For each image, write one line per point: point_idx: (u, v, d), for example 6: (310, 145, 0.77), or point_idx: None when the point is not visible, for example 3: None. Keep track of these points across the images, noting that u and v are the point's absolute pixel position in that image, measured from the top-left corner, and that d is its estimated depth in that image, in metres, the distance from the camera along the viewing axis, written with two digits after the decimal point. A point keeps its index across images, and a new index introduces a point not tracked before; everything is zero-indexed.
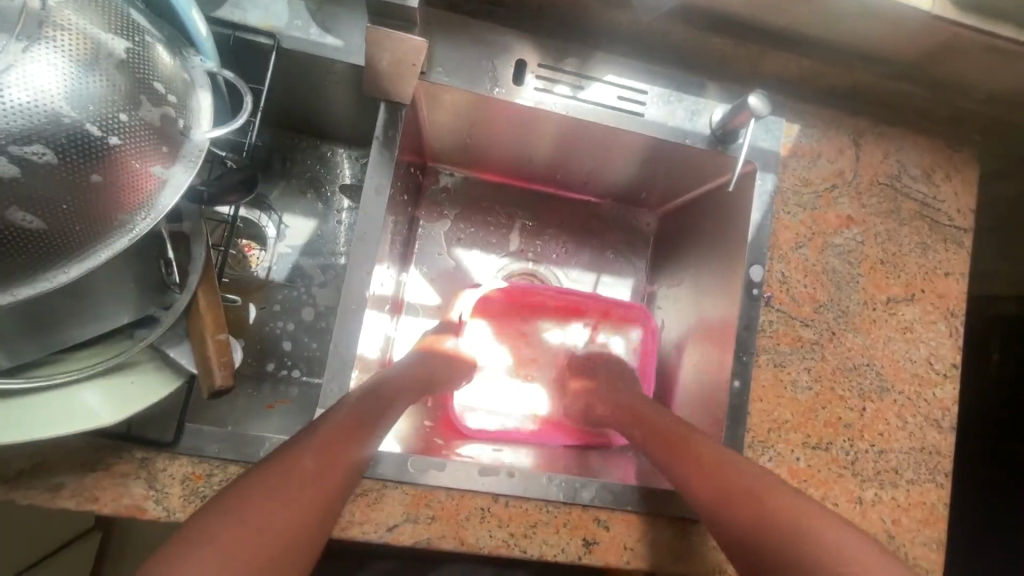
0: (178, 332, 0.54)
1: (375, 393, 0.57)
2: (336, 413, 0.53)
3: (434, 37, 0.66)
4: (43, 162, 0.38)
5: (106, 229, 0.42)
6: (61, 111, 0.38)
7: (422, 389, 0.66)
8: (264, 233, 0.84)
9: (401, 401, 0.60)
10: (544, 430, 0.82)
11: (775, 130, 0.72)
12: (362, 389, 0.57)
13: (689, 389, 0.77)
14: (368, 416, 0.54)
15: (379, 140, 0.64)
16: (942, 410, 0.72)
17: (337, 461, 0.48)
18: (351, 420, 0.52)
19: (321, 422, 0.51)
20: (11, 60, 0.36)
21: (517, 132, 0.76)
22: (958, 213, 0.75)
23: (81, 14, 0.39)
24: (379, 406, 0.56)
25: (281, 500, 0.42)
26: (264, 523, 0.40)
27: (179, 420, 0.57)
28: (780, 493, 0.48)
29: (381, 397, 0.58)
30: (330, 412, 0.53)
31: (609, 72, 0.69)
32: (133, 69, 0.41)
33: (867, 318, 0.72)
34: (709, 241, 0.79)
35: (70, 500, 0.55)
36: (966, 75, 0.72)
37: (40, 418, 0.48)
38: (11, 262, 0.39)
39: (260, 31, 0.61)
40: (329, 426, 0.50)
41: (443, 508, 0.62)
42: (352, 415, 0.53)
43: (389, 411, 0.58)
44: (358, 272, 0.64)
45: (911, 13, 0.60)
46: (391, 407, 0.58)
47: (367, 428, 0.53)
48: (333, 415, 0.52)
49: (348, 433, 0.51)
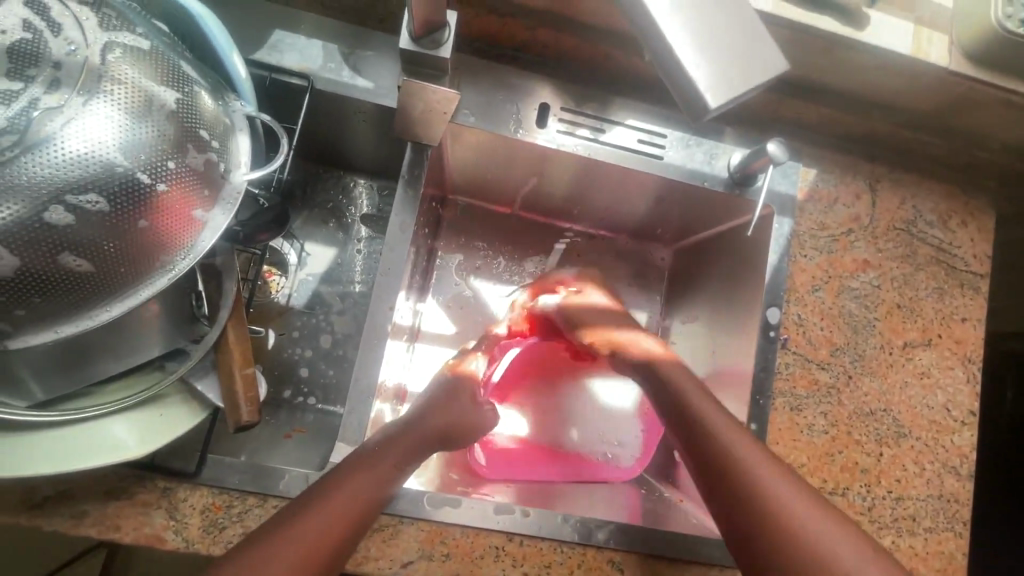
0: (206, 366, 0.55)
1: (395, 444, 0.57)
2: (349, 466, 0.53)
3: (461, 81, 0.68)
4: (96, 210, 0.39)
5: (148, 270, 0.43)
6: (115, 161, 0.39)
7: (437, 438, 0.63)
8: (285, 260, 0.86)
9: (416, 452, 0.59)
10: (543, 466, 0.79)
11: (791, 175, 0.73)
12: (384, 437, 0.58)
13: None
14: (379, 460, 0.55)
15: (405, 178, 0.67)
16: (959, 458, 0.72)
17: (329, 538, 0.48)
18: (357, 486, 0.52)
19: (330, 485, 0.51)
20: (71, 114, 0.38)
21: (537, 168, 0.78)
22: (974, 259, 0.76)
23: (136, 68, 0.42)
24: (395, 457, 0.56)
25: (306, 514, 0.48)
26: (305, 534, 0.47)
27: (203, 452, 0.58)
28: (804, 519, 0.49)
29: (395, 450, 0.57)
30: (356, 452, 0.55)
31: (629, 116, 0.71)
32: (181, 117, 0.43)
33: (883, 361, 0.73)
34: (726, 280, 0.79)
35: (92, 528, 0.56)
36: (981, 125, 0.73)
37: (66, 453, 0.48)
38: (58, 303, 0.40)
39: (295, 74, 0.63)
40: (333, 497, 0.50)
41: (458, 545, 0.62)
42: (364, 477, 0.53)
43: (404, 463, 0.57)
44: (380, 308, 0.66)
45: (928, 66, 0.61)
46: (406, 461, 0.57)
47: (377, 494, 0.53)
48: (344, 476, 0.52)
49: (353, 503, 0.50)
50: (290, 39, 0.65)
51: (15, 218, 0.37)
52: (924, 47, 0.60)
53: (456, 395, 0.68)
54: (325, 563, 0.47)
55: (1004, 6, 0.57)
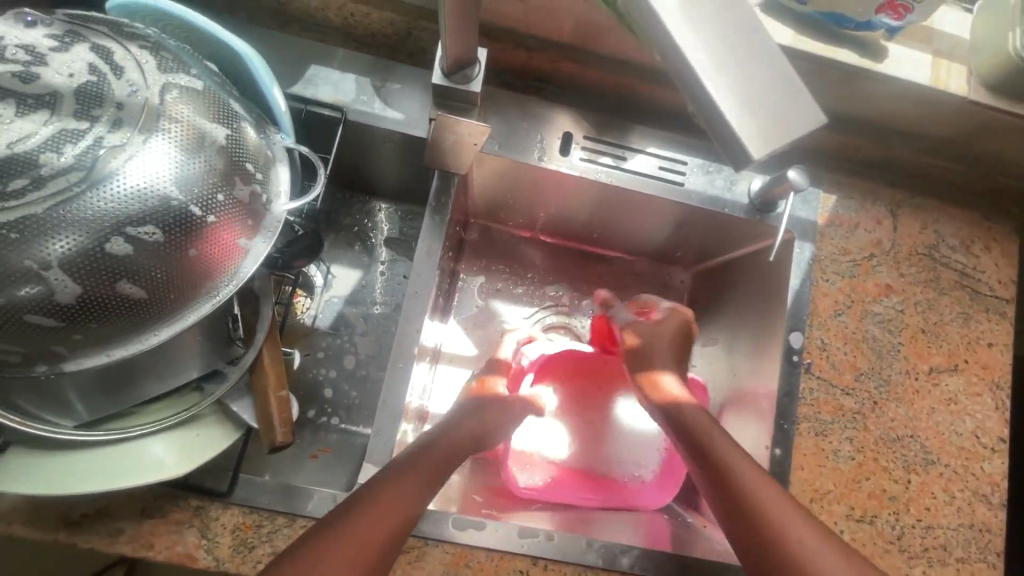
0: (241, 388, 0.57)
1: (419, 462, 0.57)
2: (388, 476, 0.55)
3: (486, 111, 0.71)
4: (152, 241, 0.41)
5: (195, 296, 0.45)
6: (170, 194, 0.42)
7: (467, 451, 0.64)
8: (311, 282, 0.88)
9: (443, 468, 0.59)
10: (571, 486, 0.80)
11: (812, 201, 0.74)
12: (410, 454, 0.58)
13: None
14: (417, 475, 0.56)
15: (432, 205, 0.70)
16: (990, 486, 0.71)
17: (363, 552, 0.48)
18: (383, 507, 0.51)
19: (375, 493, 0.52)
20: (132, 151, 0.40)
21: (560, 194, 0.80)
22: (999, 284, 0.76)
23: (190, 107, 0.44)
24: (422, 470, 0.57)
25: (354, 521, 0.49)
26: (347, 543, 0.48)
27: (235, 471, 0.59)
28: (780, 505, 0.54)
29: (419, 468, 0.57)
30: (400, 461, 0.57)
31: (650, 144, 0.73)
32: (230, 152, 0.46)
33: (909, 387, 0.72)
34: (748, 304, 0.80)
35: (127, 546, 0.57)
36: (1002, 153, 0.73)
37: (108, 472, 0.50)
38: (112, 328, 0.42)
39: (329, 106, 0.66)
40: (368, 511, 0.51)
41: (482, 568, 0.62)
42: (391, 495, 0.53)
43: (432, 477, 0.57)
44: (407, 330, 0.67)
45: (947, 96, 0.62)
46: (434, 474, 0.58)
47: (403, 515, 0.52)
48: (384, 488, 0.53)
49: (382, 525, 0.50)
50: (324, 72, 0.67)
51: (78, 248, 0.39)
52: (943, 77, 0.61)
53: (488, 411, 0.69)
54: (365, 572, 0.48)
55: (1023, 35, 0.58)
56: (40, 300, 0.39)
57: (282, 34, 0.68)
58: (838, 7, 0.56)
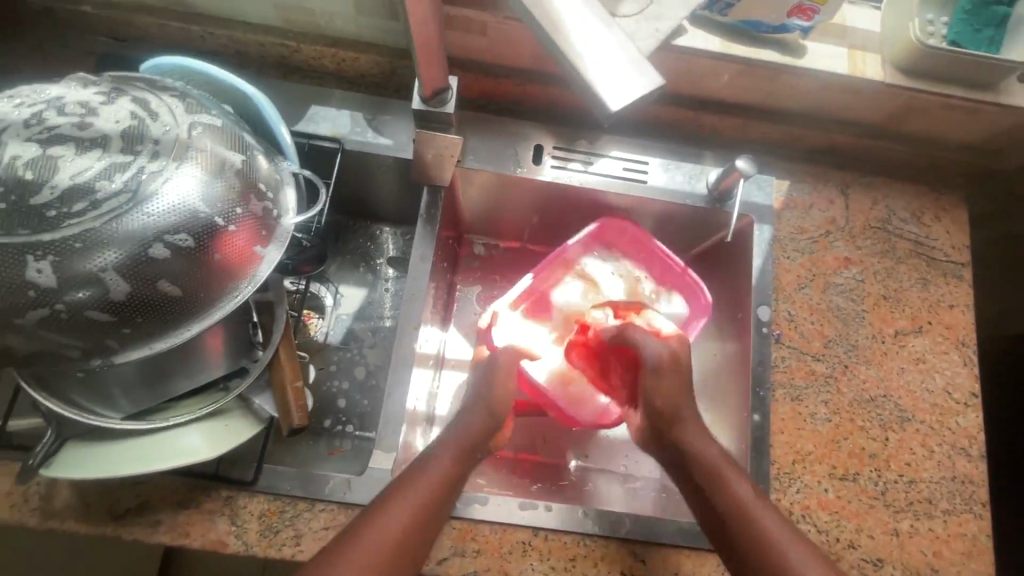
0: (261, 382, 0.65)
1: (419, 487, 0.59)
2: (419, 467, 0.61)
3: (465, 132, 0.81)
4: (185, 247, 0.50)
5: (221, 296, 0.53)
6: (199, 209, 0.51)
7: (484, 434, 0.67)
8: (322, 303, 0.96)
9: (464, 459, 0.63)
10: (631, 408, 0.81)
11: (766, 187, 0.81)
12: (414, 467, 0.61)
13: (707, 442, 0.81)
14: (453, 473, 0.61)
15: (423, 217, 0.78)
16: (968, 439, 0.75)
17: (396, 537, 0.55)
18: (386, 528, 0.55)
19: (409, 483, 0.59)
20: (168, 175, 0.50)
21: (542, 202, 0.88)
22: (953, 250, 0.81)
23: (213, 140, 0.54)
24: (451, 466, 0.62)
25: (390, 514, 0.56)
26: (383, 533, 0.55)
27: (259, 461, 0.66)
28: (776, 532, 0.57)
29: (421, 482, 0.59)
30: (436, 453, 0.62)
31: (615, 148, 0.82)
32: (245, 175, 0.55)
33: (877, 350, 0.77)
34: (723, 289, 0.86)
35: (166, 534, 0.63)
36: (934, 131, 0.80)
37: (150, 457, 0.57)
38: (153, 323, 0.51)
39: (328, 138, 0.76)
40: (404, 499, 0.57)
41: (488, 541, 0.67)
42: (421, 481, 0.59)
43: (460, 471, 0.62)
44: (407, 328, 0.75)
45: (867, 82, 0.71)
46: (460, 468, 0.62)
47: (395, 547, 0.55)
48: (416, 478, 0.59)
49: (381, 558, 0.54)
50: (324, 111, 0.78)
51: (127, 256, 0.48)
52: (860, 66, 0.70)
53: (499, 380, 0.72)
54: (402, 556, 0.55)
55: (925, 29, 0.67)
56: (96, 300, 0.48)
57: (285, 82, 0.79)
58: (752, 14, 0.66)
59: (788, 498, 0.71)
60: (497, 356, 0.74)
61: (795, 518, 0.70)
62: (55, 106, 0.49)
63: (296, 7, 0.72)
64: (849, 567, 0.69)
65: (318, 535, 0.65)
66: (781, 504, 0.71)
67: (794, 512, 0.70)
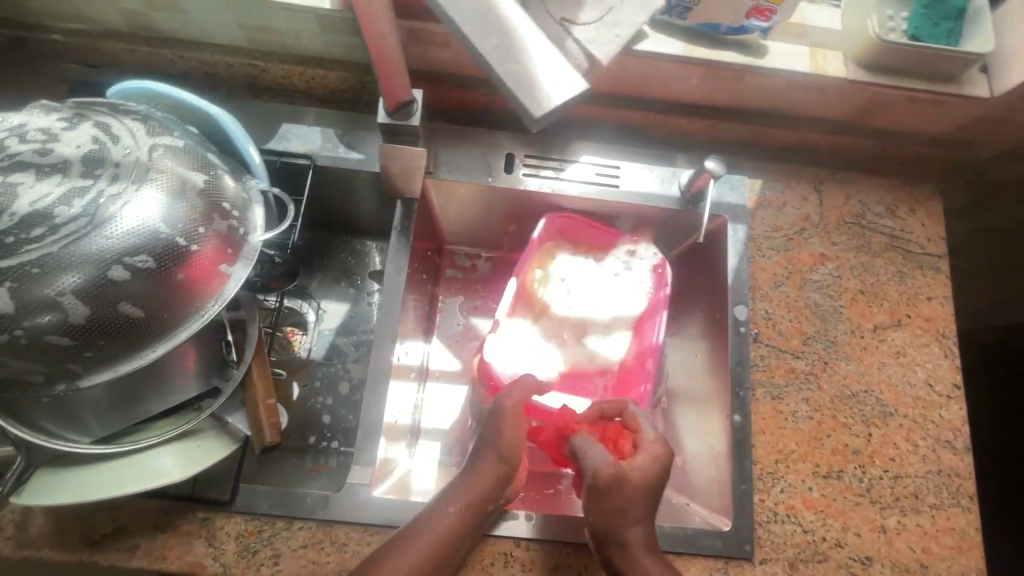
0: (235, 402, 0.66)
1: (431, 533, 0.60)
2: (440, 510, 0.61)
3: (437, 143, 0.81)
4: (146, 268, 0.50)
5: (186, 316, 0.53)
6: (160, 230, 0.51)
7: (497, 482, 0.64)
8: (305, 319, 0.96)
9: (472, 510, 0.62)
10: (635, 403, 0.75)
11: (738, 186, 0.81)
12: (432, 510, 0.62)
13: (695, 446, 0.79)
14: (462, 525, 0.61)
15: (397, 229, 0.79)
16: (952, 431, 0.74)
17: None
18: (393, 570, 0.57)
19: (426, 525, 0.60)
20: (128, 198, 0.50)
21: (519, 212, 0.88)
22: (929, 242, 0.81)
23: (175, 161, 0.54)
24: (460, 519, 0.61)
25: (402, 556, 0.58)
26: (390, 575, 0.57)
27: (235, 481, 0.66)
28: None
29: (440, 527, 0.60)
30: (453, 498, 0.62)
31: (587, 153, 0.82)
32: (209, 195, 0.55)
33: (857, 346, 0.77)
34: (699, 290, 0.85)
35: (143, 559, 0.63)
36: (902, 125, 0.80)
37: (121, 481, 0.57)
38: (117, 345, 0.51)
39: (299, 155, 0.77)
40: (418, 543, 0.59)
41: (469, 554, 0.66)
42: (440, 525, 0.60)
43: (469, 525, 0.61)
44: (383, 341, 0.75)
45: (830, 80, 0.71)
46: (468, 522, 0.61)
47: None
48: (435, 520, 0.60)
49: None
50: (295, 128, 0.79)
51: (87, 279, 0.48)
52: (821, 64, 0.71)
53: (509, 424, 0.65)
54: None
55: (885, 25, 0.67)
56: (58, 325, 0.48)
57: (255, 101, 0.80)
58: (710, 16, 0.67)
59: (772, 499, 0.70)
60: (502, 401, 0.66)
61: (780, 518, 0.69)
62: (17, 134, 0.50)
63: (262, 27, 0.73)
64: (837, 566, 0.68)
65: (297, 554, 0.64)
66: (765, 505, 0.70)
67: (779, 512, 0.70)
